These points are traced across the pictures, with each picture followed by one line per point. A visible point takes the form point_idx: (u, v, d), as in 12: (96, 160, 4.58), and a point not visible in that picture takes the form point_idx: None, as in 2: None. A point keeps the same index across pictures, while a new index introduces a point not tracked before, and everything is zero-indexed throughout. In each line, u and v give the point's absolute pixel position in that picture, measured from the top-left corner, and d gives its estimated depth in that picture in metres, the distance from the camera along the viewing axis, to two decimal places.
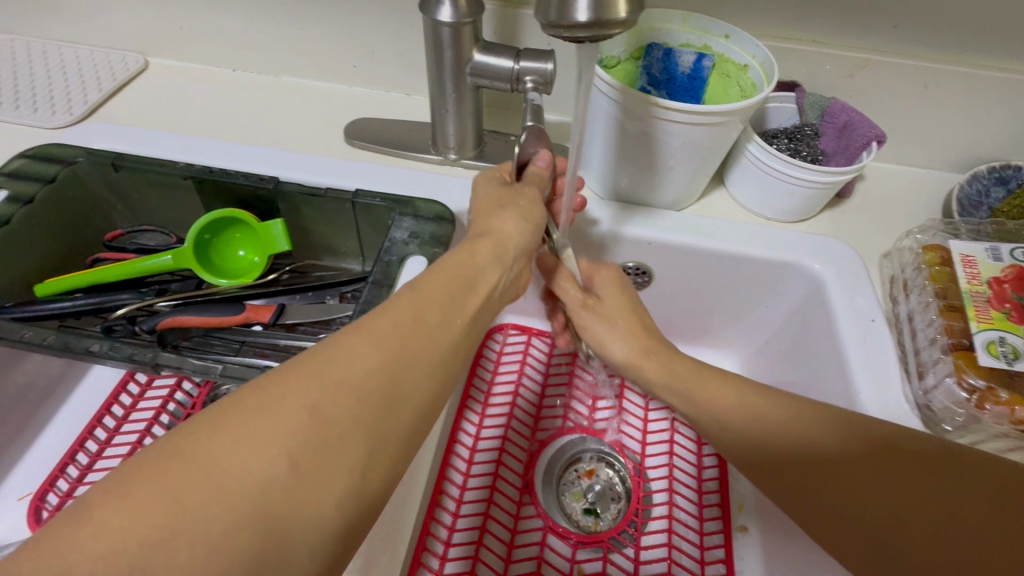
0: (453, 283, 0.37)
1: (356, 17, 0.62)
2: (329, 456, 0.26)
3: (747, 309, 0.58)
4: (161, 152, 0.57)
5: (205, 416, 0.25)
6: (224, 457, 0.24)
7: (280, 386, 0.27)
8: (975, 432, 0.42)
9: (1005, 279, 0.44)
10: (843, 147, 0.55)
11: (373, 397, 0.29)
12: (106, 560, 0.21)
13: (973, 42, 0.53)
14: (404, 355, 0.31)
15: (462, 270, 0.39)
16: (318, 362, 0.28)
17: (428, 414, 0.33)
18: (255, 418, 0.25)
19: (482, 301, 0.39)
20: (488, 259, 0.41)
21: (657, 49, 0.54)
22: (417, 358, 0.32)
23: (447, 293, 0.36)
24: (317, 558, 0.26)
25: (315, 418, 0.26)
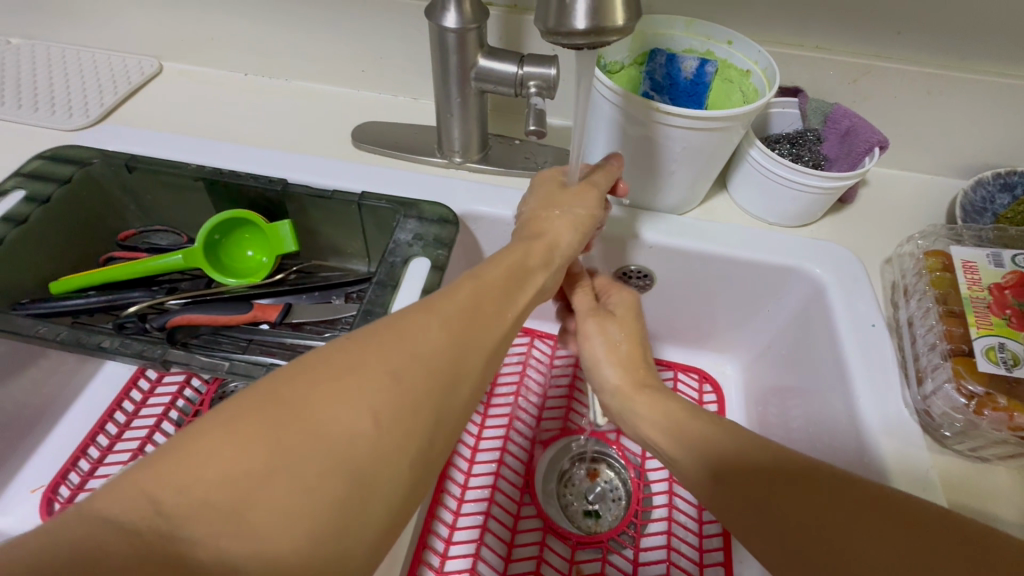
0: (506, 278, 0.39)
1: (364, 23, 0.63)
2: (409, 417, 0.27)
3: (748, 313, 0.58)
4: (173, 154, 0.59)
5: (292, 369, 0.26)
6: (318, 406, 0.25)
7: (355, 352, 0.28)
8: (974, 438, 0.41)
9: (1006, 285, 0.44)
10: (846, 153, 0.55)
11: (443, 370, 0.30)
12: (214, 487, 0.22)
13: (977, 48, 0.53)
14: (466, 336, 0.32)
15: (514, 267, 0.40)
16: (393, 334, 0.29)
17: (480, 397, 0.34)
18: (345, 374, 0.26)
19: (527, 299, 0.40)
20: (538, 262, 0.43)
21: (660, 55, 0.55)
22: (479, 341, 0.33)
23: (500, 285, 0.38)
24: (386, 518, 0.26)
25: (397, 380, 0.27)
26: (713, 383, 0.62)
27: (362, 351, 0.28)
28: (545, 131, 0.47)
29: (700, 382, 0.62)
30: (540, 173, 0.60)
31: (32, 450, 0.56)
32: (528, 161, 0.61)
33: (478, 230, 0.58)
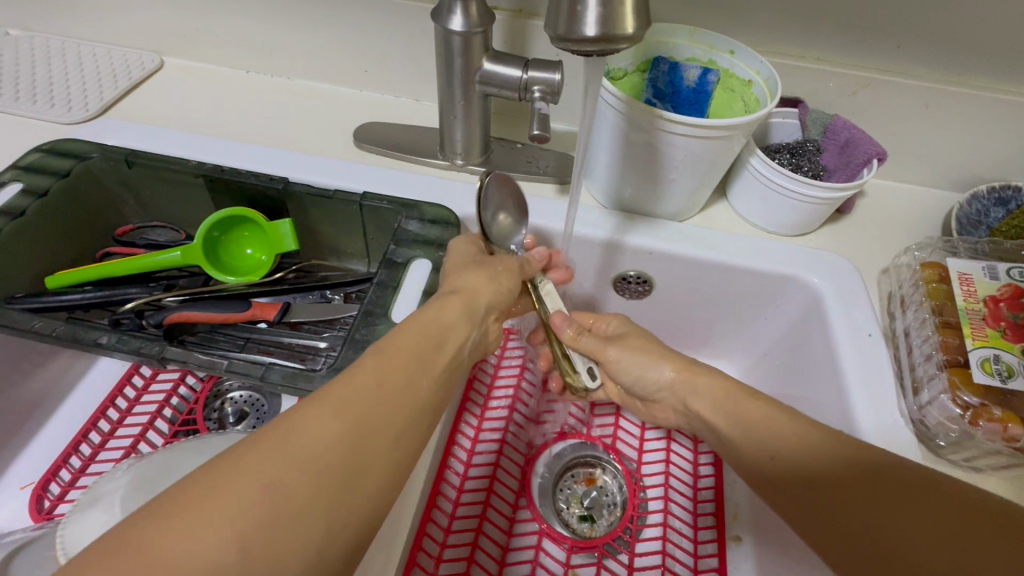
0: (360, 412, 0.32)
1: (369, 23, 0.63)
2: (286, 531, 0.27)
3: (746, 321, 0.58)
4: (174, 149, 0.58)
5: (195, 478, 0.27)
6: (182, 536, 0.25)
7: (237, 459, 0.28)
8: (967, 449, 0.41)
9: (1001, 297, 0.44)
10: (844, 163, 0.55)
11: (334, 466, 0.29)
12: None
13: (975, 64, 0.54)
14: (364, 423, 0.31)
15: (430, 329, 0.40)
16: (276, 437, 0.29)
17: (404, 458, 0.33)
18: (214, 498, 0.26)
19: (444, 361, 0.39)
20: (456, 316, 0.42)
21: (664, 63, 0.55)
22: (381, 424, 0.32)
23: (407, 364, 0.36)
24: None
25: (269, 495, 0.27)
26: None
27: (242, 462, 0.28)
28: (548, 135, 0.47)
29: None
30: (542, 177, 0.60)
31: (22, 447, 0.55)
32: (531, 165, 0.61)
33: None
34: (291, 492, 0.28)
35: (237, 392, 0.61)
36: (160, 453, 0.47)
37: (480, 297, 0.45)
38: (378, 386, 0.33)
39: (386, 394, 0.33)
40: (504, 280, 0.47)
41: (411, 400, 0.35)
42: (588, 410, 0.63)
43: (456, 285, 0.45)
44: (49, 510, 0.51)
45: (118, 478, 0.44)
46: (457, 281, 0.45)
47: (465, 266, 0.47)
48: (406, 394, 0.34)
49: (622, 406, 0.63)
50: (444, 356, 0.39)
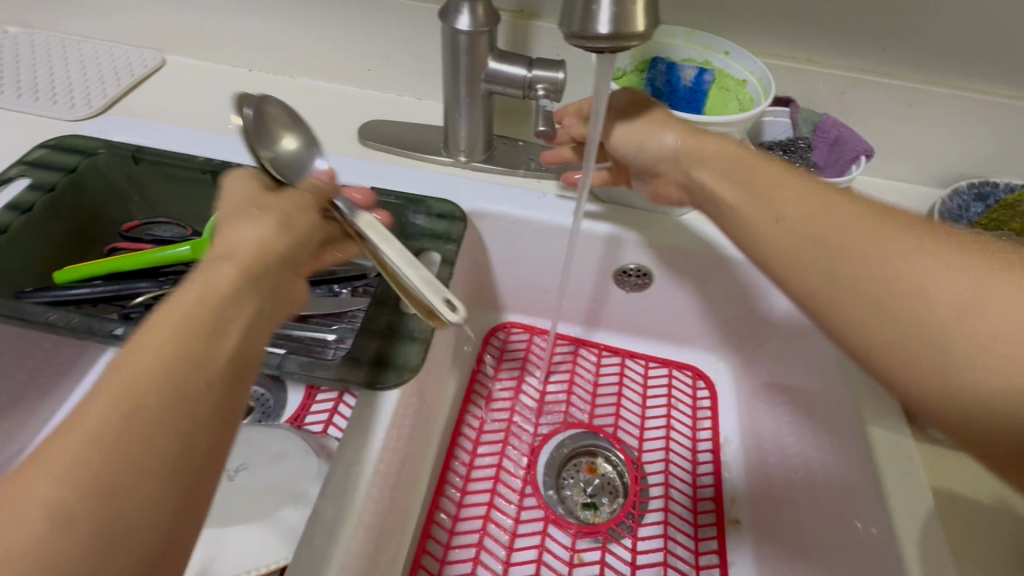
0: (90, 456, 0.23)
1: (374, 23, 0.64)
2: None
3: (741, 312, 0.61)
4: (181, 146, 0.59)
5: None
6: None
7: None
8: None
9: None
10: (834, 160, 0.57)
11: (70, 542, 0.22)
12: None
13: (956, 67, 0.57)
14: (119, 466, 0.24)
15: (204, 304, 0.29)
16: None
17: (191, 481, 0.26)
18: None
19: (238, 336, 0.30)
20: (240, 284, 0.32)
21: (661, 63, 0.58)
22: (140, 460, 0.24)
23: (181, 357, 0.27)
24: None
25: None
26: (707, 382, 0.65)
27: None
28: (554, 132, 0.50)
29: (693, 380, 0.65)
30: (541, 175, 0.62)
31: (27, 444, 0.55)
32: (532, 161, 0.63)
33: (483, 228, 0.60)
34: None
35: None
36: None
37: (267, 252, 0.34)
38: (113, 412, 0.24)
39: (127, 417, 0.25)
40: (272, 232, 0.36)
41: (179, 406, 0.26)
42: (589, 400, 0.64)
43: (226, 246, 0.34)
44: None
45: None
46: (226, 243, 0.34)
47: (225, 225, 0.36)
48: (181, 399, 0.26)
49: (622, 395, 0.65)
50: (237, 330, 0.30)
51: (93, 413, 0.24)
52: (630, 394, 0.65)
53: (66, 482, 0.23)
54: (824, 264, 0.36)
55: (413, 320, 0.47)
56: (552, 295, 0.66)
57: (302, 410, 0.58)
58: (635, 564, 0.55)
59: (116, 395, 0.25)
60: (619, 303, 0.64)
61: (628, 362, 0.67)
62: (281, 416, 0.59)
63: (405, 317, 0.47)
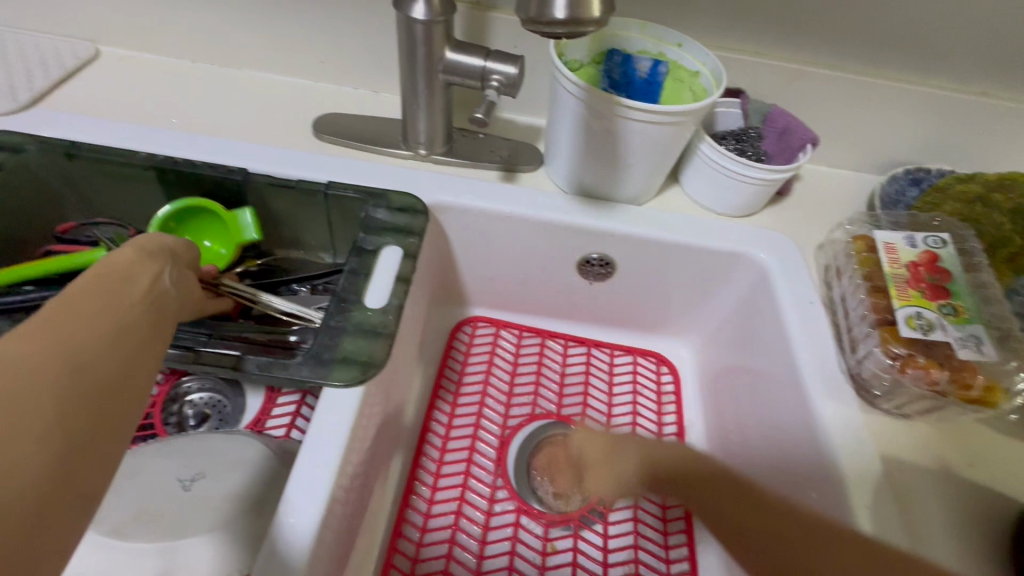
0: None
1: (325, 13, 0.62)
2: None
3: (702, 298, 0.62)
4: (120, 141, 0.55)
5: None
6: None
7: None
8: (901, 396, 0.46)
9: (920, 262, 0.49)
10: (784, 148, 0.60)
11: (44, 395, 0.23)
12: None
13: (891, 59, 0.60)
14: (76, 349, 0.25)
15: (117, 265, 0.32)
16: None
17: (134, 386, 0.27)
18: None
19: (151, 286, 0.32)
20: (143, 256, 0.34)
21: (617, 55, 0.58)
22: (92, 349, 0.26)
23: (109, 289, 0.29)
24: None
25: None
26: (670, 368, 0.67)
27: None
28: (489, 121, 0.49)
29: (657, 366, 0.67)
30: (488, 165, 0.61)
31: None
32: (492, 154, 0.62)
33: (446, 220, 0.59)
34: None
35: (195, 394, 0.58)
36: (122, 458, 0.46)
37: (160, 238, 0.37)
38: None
39: (21, 368, 0.23)
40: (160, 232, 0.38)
41: (93, 348, 0.26)
42: (558, 390, 0.64)
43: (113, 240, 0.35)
44: None
45: None
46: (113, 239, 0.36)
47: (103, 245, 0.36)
48: (124, 317, 0.29)
49: (589, 384, 0.65)
50: (148, 284, 0.32)
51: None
52: (597, 382, 0.66)
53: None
54: (716, 505, 0.44)
55: (376, 315, 0.46)
56: (517, 287, 0.66)
57: (262, 414, 0.56)
58: (607, 549, 0.56)
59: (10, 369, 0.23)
60: (583, 293, 0.65)
61: (594, 351, 0.68)
62: (240, 422, 0.57)
63: (367, 313, 0.46)
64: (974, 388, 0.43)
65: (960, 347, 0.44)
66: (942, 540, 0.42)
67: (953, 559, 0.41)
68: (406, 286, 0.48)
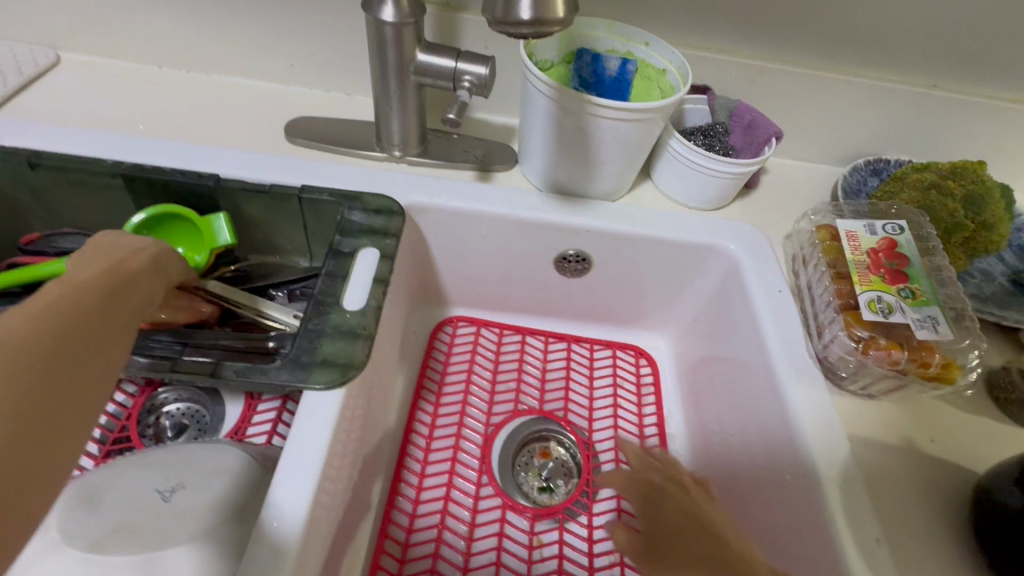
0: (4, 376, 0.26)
1: (293, 16, 0.62)
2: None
3: (677, 290, 0.64)
4: (85, 149, 0.54)
5: None
6: None
7: None
8: (865, 377, 0.48)
9: (879, 249, 0.51)
10: (749, 143, 0.62)
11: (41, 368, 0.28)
12: None
13: (848, 54, 0.63)
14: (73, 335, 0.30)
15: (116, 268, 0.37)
16: None
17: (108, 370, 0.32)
18: None
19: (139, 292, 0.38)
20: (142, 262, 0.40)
21: (587, 54, 0.60)
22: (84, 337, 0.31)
23: (101, 287, 0.34)
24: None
25: None
26: (648, 360, 0.68)
27: None
28: (462, 120, 0.50)
29: (636, 358, 0.68)
30: (462, 164, 0.62)
31: None
32: (467, 154, 0.63)
33: (422, 221, 0.59)
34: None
35: (173, 405, 0.58)
36: (99, 473, 0.45)
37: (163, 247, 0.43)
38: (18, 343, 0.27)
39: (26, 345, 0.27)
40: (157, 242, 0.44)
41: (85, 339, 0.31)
42: (539, 385, 0.65)
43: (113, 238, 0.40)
44: None
45: None
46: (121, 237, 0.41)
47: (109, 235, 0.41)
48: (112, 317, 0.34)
49: (570, 378, 0.66)
50: (137, 288, 0.38)
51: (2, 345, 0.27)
52: (578, 376, 0.67)
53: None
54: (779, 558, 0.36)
55: (355, 317, 0.46)
56: (495, 285, 0.67)
57: (243, 421, 0.56)
58: (592, 540, 0.57)
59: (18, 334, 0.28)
60: (561, 290, 0.66)
61: (574, 346, 0.69)
62: (220, 431, 0.56)
63: (345, 316, 0.46)
64: (932, 366, 0.45)
65: (918, 328, 0.46)
66: (907, 512, 0.44)
67: (918, 529, 0.44)
68: (384, 287, 0.48)
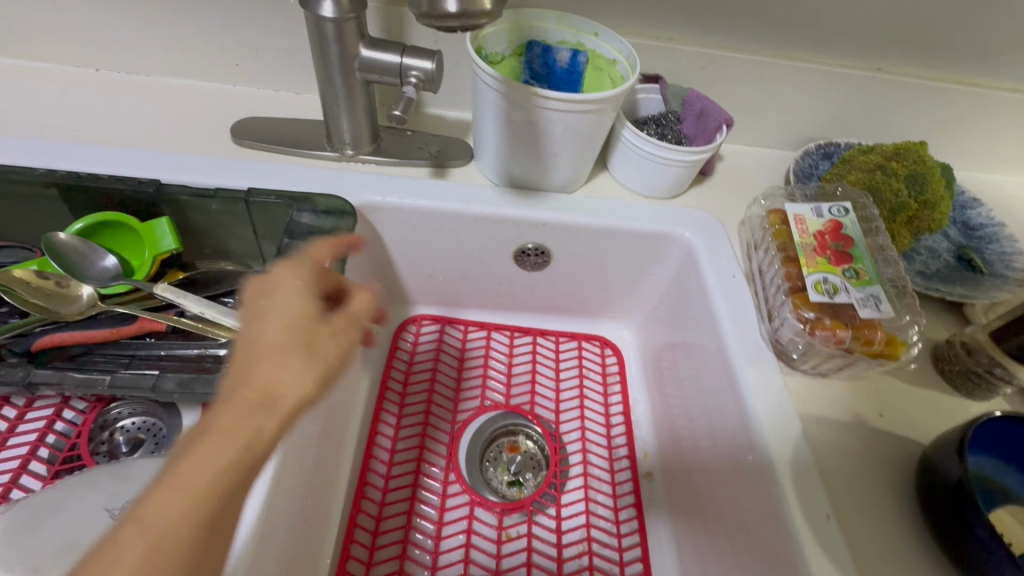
0: (205, 485, 0.25)
1: (233, 14, 0.60)
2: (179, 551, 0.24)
3: (638, 279, 0.64)
4: (14, 158, 0.52)
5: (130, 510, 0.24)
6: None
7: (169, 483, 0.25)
8: (815, 357, 0.49)
9: (826, 231, 0.53)
10: (702, 131, 0.62)
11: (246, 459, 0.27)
12: None
13: (795, 40, 0.64)
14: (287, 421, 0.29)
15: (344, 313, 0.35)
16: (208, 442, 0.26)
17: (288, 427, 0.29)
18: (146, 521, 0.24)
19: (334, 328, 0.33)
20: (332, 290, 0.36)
21: (537, 47, 0.59)
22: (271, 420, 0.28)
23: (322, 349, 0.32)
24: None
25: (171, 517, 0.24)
26: (613, 350, 0.69)
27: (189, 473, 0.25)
28: (407, 118, 0.49)
29: (601, 348, 0.69)
30: (416, 161, 0.61)
31: None
32: (421, 150, 0.62)
33: (377, 220, 0.58)
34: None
35: (127, 420, 0.56)
36: (41, 495, 0.43)
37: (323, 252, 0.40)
38: (204, 443, 0.26)
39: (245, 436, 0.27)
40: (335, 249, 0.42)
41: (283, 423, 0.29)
42: (505, 380, 0.65)
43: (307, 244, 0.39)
44: None
45: None
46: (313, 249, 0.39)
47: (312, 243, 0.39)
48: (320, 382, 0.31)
49: (536, 372, 0.66)
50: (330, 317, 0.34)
51: (194, 465, 0.26)
52: (544, 369, 0.67)
53: (185, 509, 0.25)
54: None
55: None
56: (457, 283, 0.66)
57: None
58: (561, 531, 0.57)
59: (216, 431, 0.27)
60: (523, 284, 0.66)
61: (539, 339, 0.69)
62: (175, 444, 0.54)
63: None
64: (875, 343, 0.47)
65: (862, 307, 0.47)
66: (856, 487, 0.45)
67: (866, 502, 0.45)
68: (334, 289, 0.47)
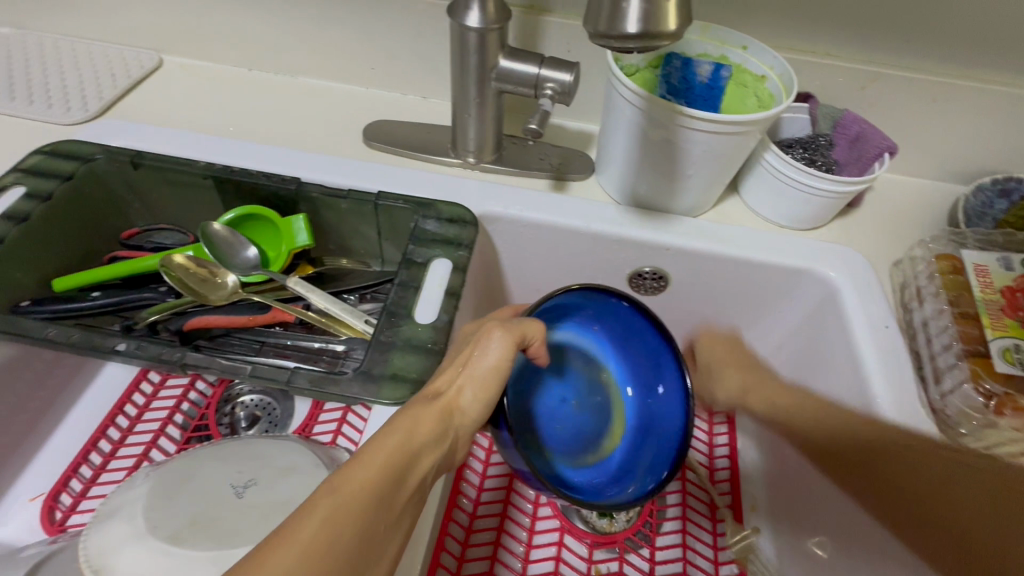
0: (386, 467, 0.32)
1: (377, 20, 0.62)
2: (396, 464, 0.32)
3: (759, 314, 0.59)
4: (180, 150, 0.57)
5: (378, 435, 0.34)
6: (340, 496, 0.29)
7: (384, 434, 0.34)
8: (989, 437, 0.42)
9: (1017, 287, 0.46)
10: (855, 157, 0.56)
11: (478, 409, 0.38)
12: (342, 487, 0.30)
13: (984, 58, 0.55)
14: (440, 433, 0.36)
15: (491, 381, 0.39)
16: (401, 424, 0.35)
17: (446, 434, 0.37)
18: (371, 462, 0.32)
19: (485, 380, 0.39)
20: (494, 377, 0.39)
21: (677, 59, 0.56)
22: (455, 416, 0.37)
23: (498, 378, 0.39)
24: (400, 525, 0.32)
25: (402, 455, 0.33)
26: None
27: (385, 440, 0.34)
28: (543, 131, 0.47)
29: None
30: (537, 172, 0.60)
31: (31, 458, 0.55)
32: (542, 162, 0.61)
33: (494, 230, 0.58)
34: (343, 532, 0.28)
35: (248, 396, 0.60)
36: (178, 461, 0.47)
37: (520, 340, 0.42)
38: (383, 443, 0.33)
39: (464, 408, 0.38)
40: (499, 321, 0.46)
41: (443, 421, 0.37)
42: None
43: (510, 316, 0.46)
44: (62, 522, 0.50)
45: (137, 487, 0.45)
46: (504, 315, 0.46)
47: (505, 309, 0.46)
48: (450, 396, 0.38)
49: None
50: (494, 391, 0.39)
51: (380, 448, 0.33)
52: None
53: (366, 489, 0.30)
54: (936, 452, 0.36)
55: (426, 331, 0.45)
56: None
57: (310, 419, 0.57)
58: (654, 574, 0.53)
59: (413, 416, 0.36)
60: None
61: None
62: (288, 426, 0.57)
63: (417, 329, 0.45)
64: None
65: None
66: None
67: None
68: (454, 300, 0.47)
